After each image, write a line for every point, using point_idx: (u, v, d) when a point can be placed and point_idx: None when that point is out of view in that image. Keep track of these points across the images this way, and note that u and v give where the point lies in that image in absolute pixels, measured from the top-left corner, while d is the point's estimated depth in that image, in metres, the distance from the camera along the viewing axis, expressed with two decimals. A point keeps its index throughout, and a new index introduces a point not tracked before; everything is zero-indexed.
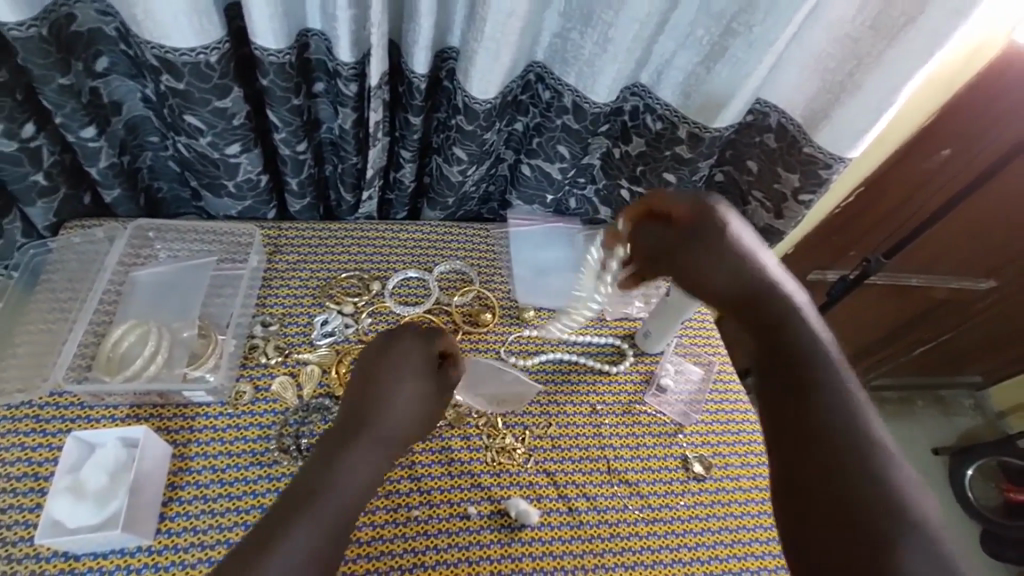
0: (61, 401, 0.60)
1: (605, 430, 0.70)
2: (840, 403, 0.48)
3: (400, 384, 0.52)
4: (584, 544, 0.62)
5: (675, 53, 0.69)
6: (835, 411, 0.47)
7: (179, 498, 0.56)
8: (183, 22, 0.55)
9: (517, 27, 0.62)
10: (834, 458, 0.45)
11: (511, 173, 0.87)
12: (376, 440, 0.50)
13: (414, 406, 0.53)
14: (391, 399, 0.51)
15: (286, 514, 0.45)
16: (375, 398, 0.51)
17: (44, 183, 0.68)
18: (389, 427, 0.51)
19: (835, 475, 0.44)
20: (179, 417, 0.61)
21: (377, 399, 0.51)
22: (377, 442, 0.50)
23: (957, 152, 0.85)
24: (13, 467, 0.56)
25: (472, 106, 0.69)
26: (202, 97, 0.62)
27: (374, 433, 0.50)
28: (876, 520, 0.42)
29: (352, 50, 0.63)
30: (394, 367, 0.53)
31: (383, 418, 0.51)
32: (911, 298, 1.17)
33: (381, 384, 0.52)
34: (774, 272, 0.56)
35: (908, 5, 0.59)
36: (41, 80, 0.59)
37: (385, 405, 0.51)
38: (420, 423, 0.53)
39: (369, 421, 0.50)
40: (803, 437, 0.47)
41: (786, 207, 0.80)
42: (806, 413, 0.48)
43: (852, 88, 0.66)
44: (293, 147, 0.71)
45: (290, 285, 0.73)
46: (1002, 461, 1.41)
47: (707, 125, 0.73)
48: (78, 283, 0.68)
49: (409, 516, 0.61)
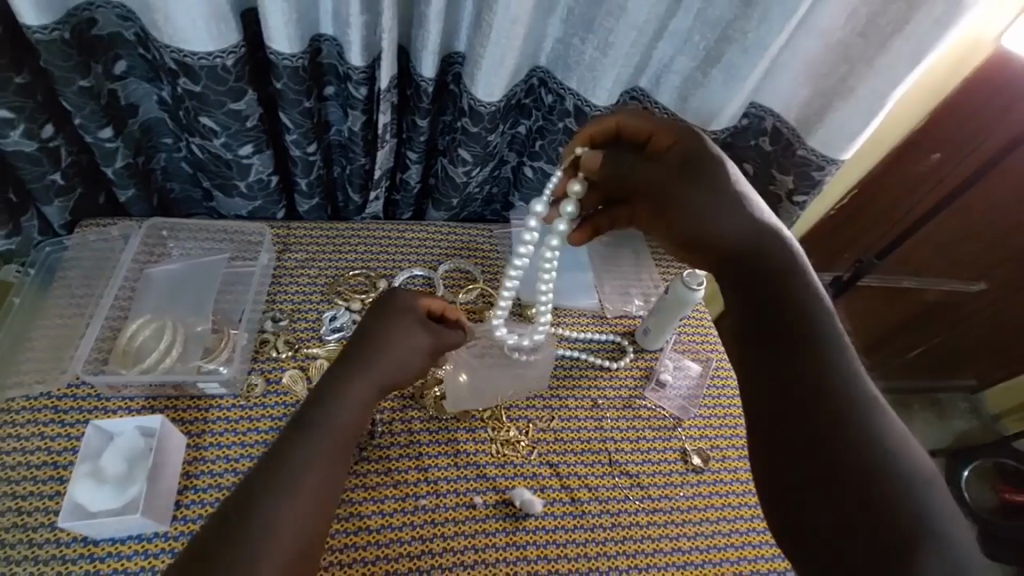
0: (78, 392, 0.62)
1: (606, 423, 0.72)
2: (843, 379, 0.45)
3: (388, 346, 0.52)
4: (587, 533, 0.64)
5: (674, 59, 0.71)
6: (840, 379, 0.44)
7: (194, 487, 0.58)
8: (202, 27, 0.58)
9: (521, 33, 0.64)
10: (838, 426, 0.42)
11: (514, 175, 0.89)
12: (336, 417, 0.48)
13: (403, 360, 0.53)
14: (369, 364, 0.51)
15: (256, 488, 0.43)
16: (346, 372, 0.50)
17: (61, 183, 0.70)
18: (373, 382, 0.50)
19: (834, 447, 0.41)
20: (194, 408, 0.63)
21: (370, 353, 0.51)
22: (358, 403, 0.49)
23: (946, 156, 0.88)
24: (33, 456, 0.58)
25: (477, 109, 0.71)
26: (217, 99, 0.64)
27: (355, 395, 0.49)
28: (879, 503, 0.39)
29: (362, 54, 0.65)
30: (378, 333, 0.52)
31: (350, 390, 0.49)
32: (904, 299, 1.20)
33: (375, 341, 0.52)
34: (773, 240, 0.53)
35: (896, 13, 0.62)
36: (63, 83, 0.62)
37: (365, 371, 0.50)
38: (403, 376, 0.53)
39: (343, 392, 0.49)
40: (804, 402, 0.44)
41: (781, 208, 0.82)
42: (811, 389, 0.44)
43: (845, 92, 0.69)
44: (304, 148, 0.73)
45: (300, 283, 0.75)
46: (998, 463, 1.46)
47: (703, 129, 0.76)
48: (94, 280, 0.70)
49: (416, 505, 0.62)
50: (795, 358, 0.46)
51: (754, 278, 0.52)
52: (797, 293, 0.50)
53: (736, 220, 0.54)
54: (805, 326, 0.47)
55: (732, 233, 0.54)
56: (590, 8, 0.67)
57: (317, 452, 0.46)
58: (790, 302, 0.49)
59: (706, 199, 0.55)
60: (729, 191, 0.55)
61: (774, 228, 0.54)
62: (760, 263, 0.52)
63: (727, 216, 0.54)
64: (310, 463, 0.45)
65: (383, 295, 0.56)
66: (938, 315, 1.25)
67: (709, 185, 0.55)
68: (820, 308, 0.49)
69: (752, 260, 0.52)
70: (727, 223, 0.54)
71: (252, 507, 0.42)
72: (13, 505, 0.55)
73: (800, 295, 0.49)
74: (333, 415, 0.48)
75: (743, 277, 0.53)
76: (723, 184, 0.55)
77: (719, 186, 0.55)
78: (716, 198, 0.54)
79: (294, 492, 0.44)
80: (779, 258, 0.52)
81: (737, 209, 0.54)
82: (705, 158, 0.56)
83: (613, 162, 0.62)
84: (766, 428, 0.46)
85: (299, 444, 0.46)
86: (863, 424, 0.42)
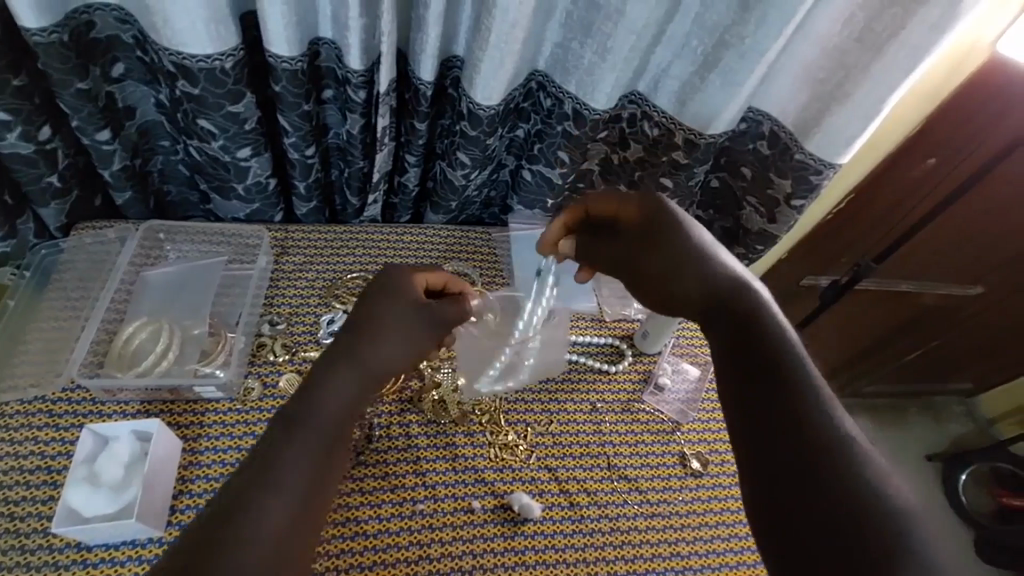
0: (73, 396, 0.62)
1: (605, 427, 0.72)
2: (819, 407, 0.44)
3: (380, 338, 0.51)
4: (586, 538, 0.64)
5: (672, 63, 0.71)
6: (814, 406, 0.44)
7: (190, 492, 0.58)
8: (201, 29, 0.58)
9: (520, 37, 0.64)
10: (817, 455, 0.41)
11: (512, 178, 0.89)
12: (322, 413, 0.46)
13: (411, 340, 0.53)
14: (361, 358, 0.50)
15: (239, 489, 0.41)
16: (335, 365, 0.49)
17: (58, 185, 0.69)
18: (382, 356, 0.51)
19: (814, 480, 0.40)
20: (190, 412, 0.62)
21: (379, 331, 0.52)
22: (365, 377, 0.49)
23: (942, 160, 0.88)
24: (26, 461, 0.57)
25: (476, 112, 0.71)
26: (216, 101, 0.64)
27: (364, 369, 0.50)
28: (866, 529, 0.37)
29: (361, 57, 0.65)
30: (366, 325, 0.52)
31: (336, 388, 0.48)
32: (902, 303, 1.20)
33: (383, 320, 0.52)
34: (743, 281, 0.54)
35: (891, 19, 0.62)
36: (60, 85, 0.61)
37: (368, 352, 0.50)
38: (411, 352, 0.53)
39: (348, 371, 0.49)
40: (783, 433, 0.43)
41: (778, 211, 0.82)
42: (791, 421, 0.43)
43: (841, 97, 0.69)
44: (303, 151, 0.73)
45: (297, 286, 0.74)
46: (993, 467, 1.46)
47: (701, 132, 0.76)
48: (89, 283, 0.70)
49: (413, 510, 0.62)
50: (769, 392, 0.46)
51: (722, 326, 0.52)
52: (767, 329, 0.50)
53: (695, 277, 0.55)
54: (778, 360, 0.47)
55: (699, 279, 0.55)
56: (588, 12, 0.67)
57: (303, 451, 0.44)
58: (761, 337, 0.49)
59: (666, 266, 0.57)
60: (686, 249, 0.57)
61: (738, 274, 0.55)
62: (727, 308, 0.53)
63: (687, 275, 0.56)
64: (295, 464, 0.43)
65: (375, 276, 0.56)
66: (935, 319, 1.25)
67: (668, 250, 0.58)
68: (789, 343, 0.49)
69: (716, 312, 0.53)
70: (688, 281, 0.56)
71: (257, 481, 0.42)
72: (5, 511, 0.55)
73: (770, 332, 0.49)
74: (320, 410, 0.46)
75: (715, 324, 0.53)
76: (682, 243, 0.57)
77: (677, 247, 0.57)
78: (676, 260, 0.57)
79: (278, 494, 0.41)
80: (747, 300, 0.52)
81: (697, 265, 0.56)
82: (664, 219, 0.59)
83: (590, 242, 0.66)
84: (748, 461, 0.45)
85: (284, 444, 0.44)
86: (839, 449, 0.41)
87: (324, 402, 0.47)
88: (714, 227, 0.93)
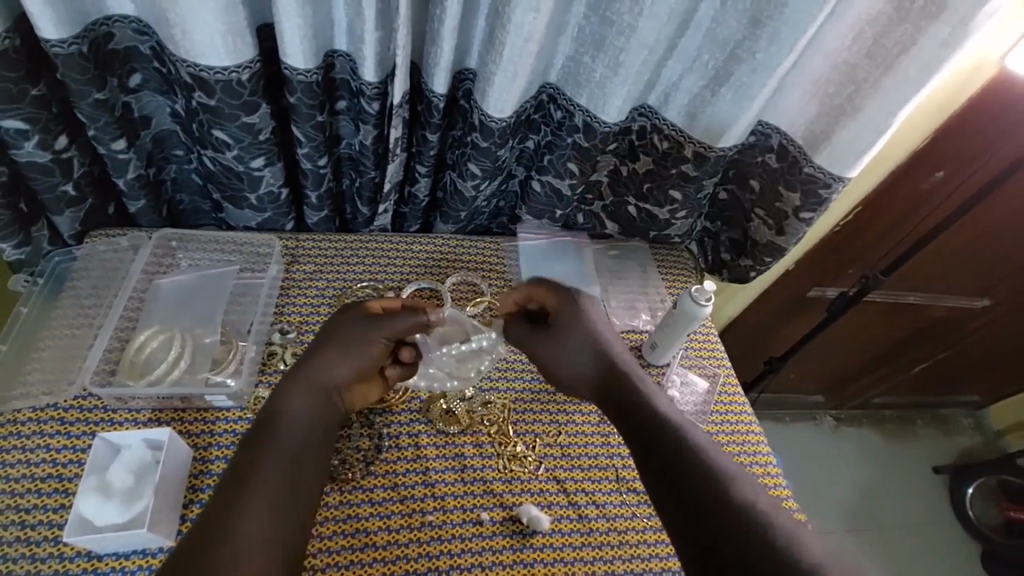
0: (85, 403, 0.62)
1: (614, 438, 0.72)
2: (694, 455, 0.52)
3: (334, 359, 0.57)
4: (594, 550, 0.63)
5: (682, 77, 0.72)
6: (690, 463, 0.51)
7: (200, 501, 0.58)
8: (218, 43, 0.58)
9: (533, 51, 0.65)
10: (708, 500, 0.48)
11: (521, 189, 0.89)
12: (298, 423, 0.53)
13: (341, 364, 0.57)
14: (325, 368, 0.57)
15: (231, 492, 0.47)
16: (293, 380, 0.56)
17: (72, 194, 0.70)
18: (320, 374, 0.56)
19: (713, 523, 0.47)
20: (200, 421, 0.63)
21: (316, 358, 0.57)
22: (313, 390, 0.55)
23: (951, 174, 0.88)
24: (38, 469, 0.58)
25: (488, 124, 0.72)
26: (231, 112, 0.65)
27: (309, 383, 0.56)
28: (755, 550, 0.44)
29: (376, 70, 0.66)
30: (327, 345, 0.58)
31: (296, 407, 0.54)
32: (911, 315, 1.19)
33: (326, 347, 0.58)
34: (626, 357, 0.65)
35: (902, 34, 0.63)
36: (79, 95, 0.62)
37: (309, 377, 0.56)
38: (351, 370, 0.58)
39: (293, 401, 0.54)
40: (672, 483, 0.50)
41: (788, 224, 0.81)
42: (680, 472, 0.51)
43: (851, 112, 0.69)
44: (315, 161, 0.73)
45: (307, 295, 0.75)
46: (1002, 481, 1.44)
47: (711, 145, 0.76)
48: (103, 290, 0.71)
49: (422, 522, 0.62)
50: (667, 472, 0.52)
51: (616, 410, 0.60)
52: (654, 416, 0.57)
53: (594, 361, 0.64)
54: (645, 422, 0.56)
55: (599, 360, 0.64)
56: (601, 27, 0.67)
57: (285, 459, 0.51)
58: (644, 413, 0.57)
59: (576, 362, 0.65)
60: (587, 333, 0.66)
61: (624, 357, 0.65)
62: (622, 395, 0.60)
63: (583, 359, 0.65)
64: (276, 465, 0.50)
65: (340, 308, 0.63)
66: (944, 330, 1.25)
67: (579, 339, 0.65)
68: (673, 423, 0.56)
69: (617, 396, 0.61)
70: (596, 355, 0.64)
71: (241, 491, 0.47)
72: (17, 519, 0.55)
73: (652, 412, 0.57)
74: (293, 419, 0.53)
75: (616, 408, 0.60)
76: (583, 326, 0.66)
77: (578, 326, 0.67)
78: (592, 348, 0.65)
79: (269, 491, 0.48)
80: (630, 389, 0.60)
81: (594, 350, 0.65)
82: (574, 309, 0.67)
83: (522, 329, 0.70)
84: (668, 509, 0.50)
85: (267, 449, 0.50)
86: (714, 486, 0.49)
87: (294, 411, 0.54)
88: (722, 239, 0.93)
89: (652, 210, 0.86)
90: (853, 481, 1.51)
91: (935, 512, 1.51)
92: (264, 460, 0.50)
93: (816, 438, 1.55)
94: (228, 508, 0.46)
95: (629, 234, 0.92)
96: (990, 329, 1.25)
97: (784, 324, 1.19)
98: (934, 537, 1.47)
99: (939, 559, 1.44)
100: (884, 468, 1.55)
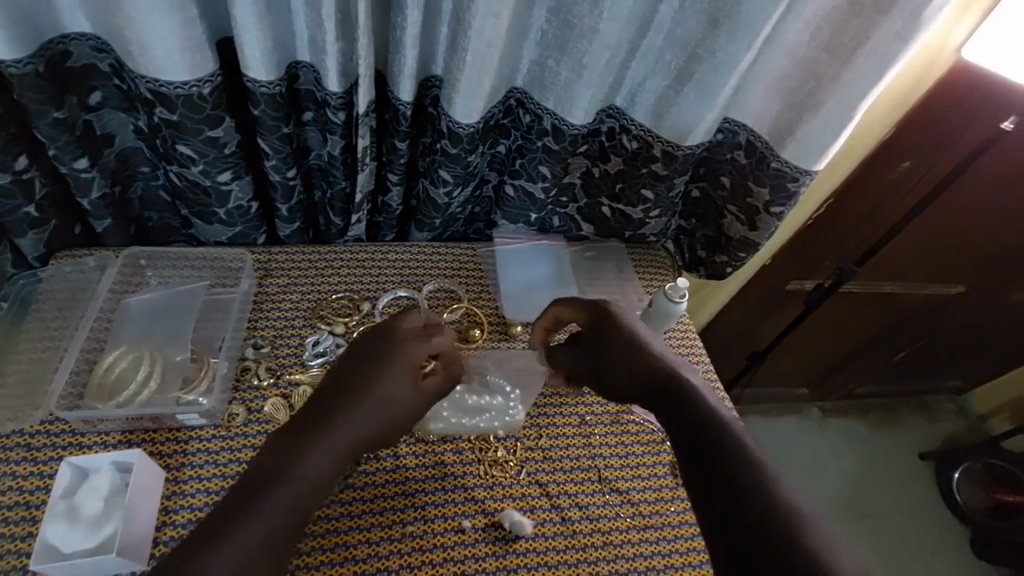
0: (51, 428, 0.61)
1: (595, 439, 0.72)
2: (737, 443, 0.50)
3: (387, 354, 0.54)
4: (578, 553, 0.63)
5: (647, 77, 0.73)
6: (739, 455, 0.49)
7: (173, 523, 0.57)
8: (176, 57, 0.58)
9: (496, 56, 0.65)
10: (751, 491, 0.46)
11: (494, 194, 0.89)
12: (343, 421, 0.50)
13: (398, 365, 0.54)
14: (375, 363, 0.53)
15: (280, 458, 0.47)
16: (343, 377, 0.52)
17: (35, 215, 0.69)
18: (373, 368, 0.53)
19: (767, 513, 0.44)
20: (172, 441, 0.62)
21: (375, 355, 0.54)
22: (366, 386, 0.52)
23: (915, 166, 0.90)
24: (3, 497, 0.56)
25: (456, 130, 0.72)
26: (194, 127, 0.64)
27: (360, 381, 0.52)
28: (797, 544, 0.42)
29: (340, 80, 0.66)
30: (400, 335, 0.56)
31: (347, 404, 0.50)
32: (887, 304, 1.21)
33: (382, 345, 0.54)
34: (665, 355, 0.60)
35: (857, 29, 0.64)
36: (37, 114, 0.61)
37: (358, 374, 0.52)
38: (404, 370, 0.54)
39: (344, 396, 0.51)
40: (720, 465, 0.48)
41: (759, 220, 0.82)
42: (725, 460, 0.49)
43: (813, 106, 0.70)
44: (283, 173, 0.72)
45: (281, 308, 0.74)
46: (986, 464, 1.47)
47: (679, 143, 0.77)
48: (69, 312, 0.69)
49: (403, 532, 0.61)
50: (706, 444, 0.50)
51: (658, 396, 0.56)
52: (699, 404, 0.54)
53: (634, 372, 0.58)
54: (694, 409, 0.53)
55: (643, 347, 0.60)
56: (562, 31, 0.67)
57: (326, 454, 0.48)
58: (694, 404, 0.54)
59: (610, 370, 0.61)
60: (634, 337, 0.61)
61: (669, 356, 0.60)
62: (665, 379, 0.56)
63: (624, 370, 0.59)
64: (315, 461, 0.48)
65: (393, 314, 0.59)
66: (920, 318, 1.27)
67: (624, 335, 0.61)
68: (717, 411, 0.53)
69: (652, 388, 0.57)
70: (632, 349, 0.60)
71: (268, 486, 0.46)
72: None
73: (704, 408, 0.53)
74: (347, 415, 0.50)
75: (652, 402, 0.57)
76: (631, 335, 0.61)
77: (616, 346, 0.61)
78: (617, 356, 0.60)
79: (298, 484, 0.46)
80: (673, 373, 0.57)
81: (632, 353, 0.59)
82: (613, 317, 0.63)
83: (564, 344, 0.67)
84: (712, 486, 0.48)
85: (308, 443, 0.48)
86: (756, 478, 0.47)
87: (351, 405, 0.51)
88: (697, 236, 0.94)
89: (626, 209, 0.87)
90: (840, 471, 1.52)
91: (922, 498, 1.52)
92: (303, 452, 0.47)
93: (802, 430, 1.56)
94: (259, 494, 0.45)
95: (603, 235, 0.92)
96: (964, 315, 1.27)
97: (765, 319, 1.20)
98: (923, 523, 1.48)
99: (929, 543, 1.46)
100: (870, 456, 1.57)
